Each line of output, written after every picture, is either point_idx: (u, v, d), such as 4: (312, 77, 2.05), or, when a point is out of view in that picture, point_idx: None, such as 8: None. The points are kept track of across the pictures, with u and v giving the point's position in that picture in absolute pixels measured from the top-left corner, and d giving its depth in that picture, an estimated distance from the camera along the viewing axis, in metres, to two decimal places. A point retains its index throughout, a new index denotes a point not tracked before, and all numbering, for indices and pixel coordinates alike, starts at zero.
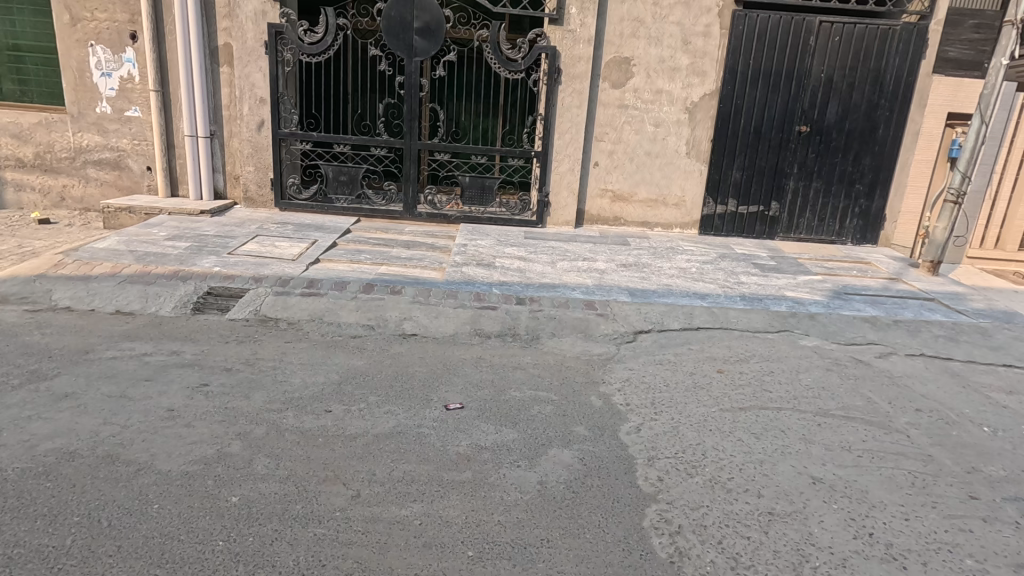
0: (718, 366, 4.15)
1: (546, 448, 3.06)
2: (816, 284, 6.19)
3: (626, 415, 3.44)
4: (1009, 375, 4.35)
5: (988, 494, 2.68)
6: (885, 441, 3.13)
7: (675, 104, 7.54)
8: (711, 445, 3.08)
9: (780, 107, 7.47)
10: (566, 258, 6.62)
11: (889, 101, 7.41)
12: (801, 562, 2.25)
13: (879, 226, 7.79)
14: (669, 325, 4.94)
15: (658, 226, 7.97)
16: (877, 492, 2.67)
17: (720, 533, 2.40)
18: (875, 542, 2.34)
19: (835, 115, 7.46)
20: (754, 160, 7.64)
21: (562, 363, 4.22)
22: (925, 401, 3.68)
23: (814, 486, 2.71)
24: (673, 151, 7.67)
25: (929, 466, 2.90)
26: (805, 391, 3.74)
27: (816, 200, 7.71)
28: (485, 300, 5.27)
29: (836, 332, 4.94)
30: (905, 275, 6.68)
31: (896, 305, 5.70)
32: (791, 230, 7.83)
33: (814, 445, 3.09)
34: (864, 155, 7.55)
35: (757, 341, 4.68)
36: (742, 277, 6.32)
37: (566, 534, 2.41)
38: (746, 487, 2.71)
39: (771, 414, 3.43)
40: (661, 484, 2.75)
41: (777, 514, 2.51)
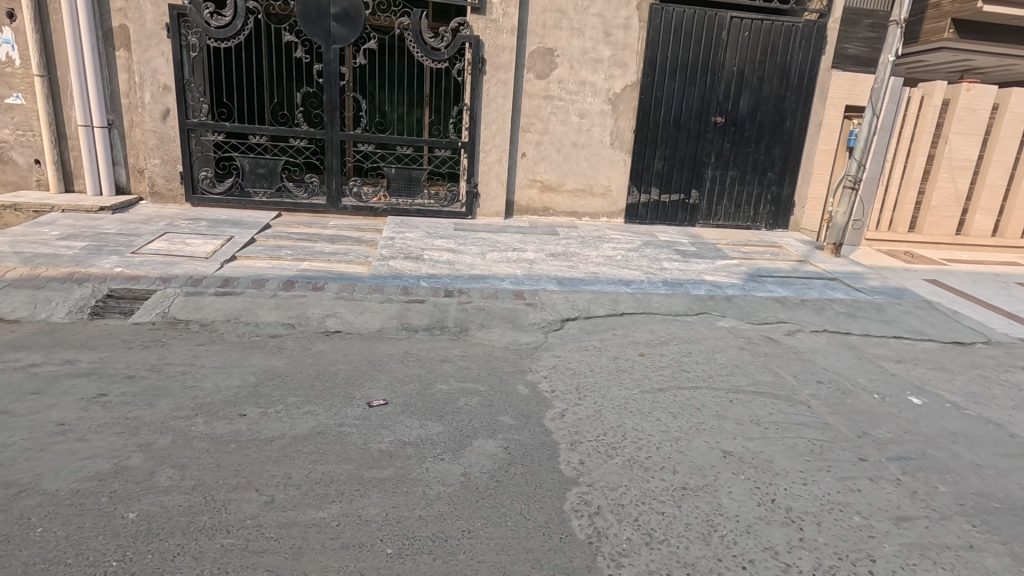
0: (640, 350, 4.29)
1: (470, 439, 3.05)
2: (733, 268, 6.52)
3: (551, 401, 3.49)
4: (898, 345, 4.76)
5: (877, 455, 2.92)
6: (789, 413, 3.34)
7: (599, 95, 7.68)
8: (630, 427, 3.18)
9: (697, 98, 7.77)
10: (496, 249, 6.63)
11: (795, 93, 7.86)
12: (710, 532, 2.35)
13: (789, 211, 8.30)
14: (595, 312, 5.05)
15: (586, 215, 8.13)
16: (780, 461, 2.84)
17: (636, 511, 2.48)
18: (777, 508, 2.49)
19: (748, 107, 7.85)
20: (675, 150, 7.92)
21: (490, 354, 4.21)
22: (826, 374, 3.96)
23: (725, 459, 2.86)
24: (598, 141, 7.83)
25: (827, 433, 3.12)
26: (720, 369, 3.94)
27: (732, 188, 8.11)
28: (413, 294, 5.20)
29: (750, 313, 5.22)
30: (812, 257, 7.16)
31: (804, 286, 6.09)
32: (710, 217, 8.20)
33: (726, 420, 3.25)
34: (775, 144, 7.99)
35: (678, 324, 4.87)
36: (665, 263, 6.55)
37: (487, 524, 2.41)
38: (663, 464, 2.82)
39: (689, 393, 3.58)
40: (582, 467, 2.80)
41: (690, 489, 2.63)
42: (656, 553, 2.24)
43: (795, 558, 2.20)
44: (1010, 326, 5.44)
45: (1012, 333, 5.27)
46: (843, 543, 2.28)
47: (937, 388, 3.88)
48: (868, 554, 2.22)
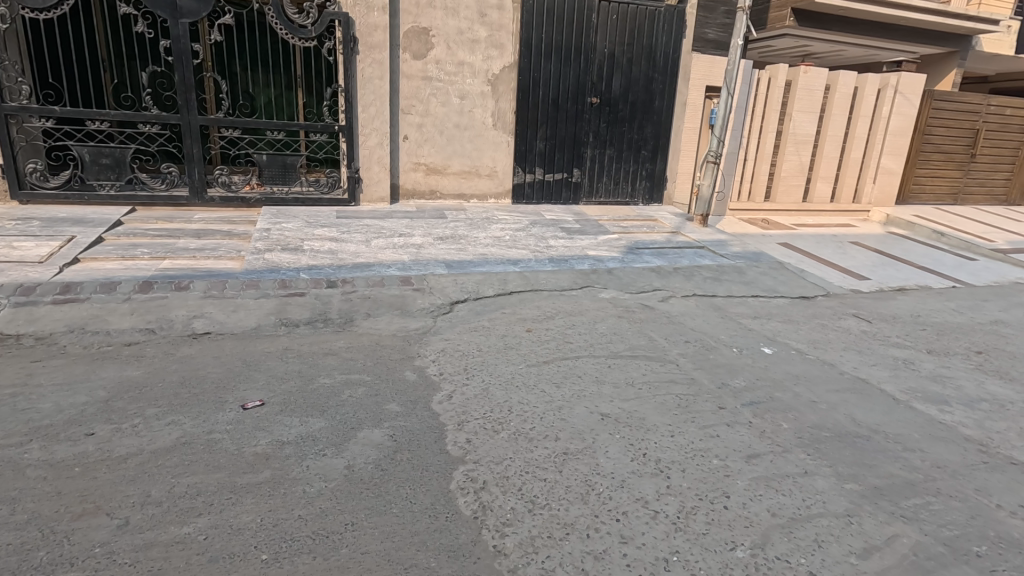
0: (527, 326, 4.40)
1: (355, 431, 2.96)
2: (614, 242, 6.86)
3: (439, 384, 3.48)
4: (756, 303, 5.28)
5: (733, 403, 3.23)
6: (661, 372, 3.60)
7: (478, 76, 7.67)
8: (516, 401, 3.26)
9: (573, 79, 8.00)
10: (381, 235, 6.44)
11: (661, 74, 8.34)
12: (588, 491, 2.48)
13: (662, 186, 8.87)
14: (484, 293, 5.08)
15: (474, 197, 8.16)
16: (651, 417, 3.06)
17: (520, 480, 2.56)
18: (647, 460, 2.68)
19: (620, 88, 8.22)
20: (555, 130, 8.14)
21: (377, 343, 4.09)
22: (693, 334, 4.31)
23: (603, 422, 3.02)
24: (481, 123, 7.84)
25: (692, 387, 3.41)
26: (601, 338, 4.15)
27: (611, 166, 8.50)
28: (291, 286, 4.92)
29: (629, 283, 5.54)
30: (683, 228, 7.72)
31: (676, 255, 6.55)
32: (592, 194, 8.55)
33: (605, 384, 3.44)
34: (646, 123, 8.46)
35: (564, 299, 5.04)
36: (551, 240, 6.74)
37: (371, 514, 2.35)
38: (546, 433, 2.92)
39: (571, 363, 3.74)
40: (469, 446, 2.83)
41: (571, 453, 2.75)
42: (538, 518, 2.32)
43: (662, 505, 2.38)
44: (844, 279, 6.24)
45: (846, 285, 6.05)
46: (703, 485, 2.50)
47: (785, 338, 4.37)
48: (723, 492, 2.45)
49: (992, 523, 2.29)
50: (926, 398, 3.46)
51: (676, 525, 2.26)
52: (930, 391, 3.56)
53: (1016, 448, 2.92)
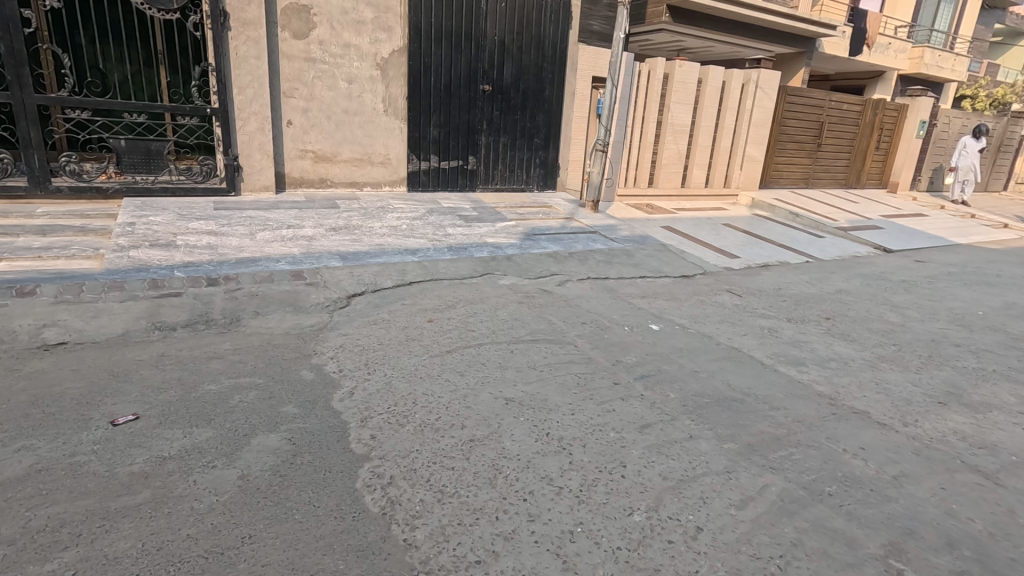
0: (428, 316, 4.36)
1: (247, 438, 2.77)
2: (511, 229, 6.96)
3: (339, 381, 3.35)
4: (644, 284, 5.64)
5: (627, 378, 3.45)
6: (560, 354, 3.75)
7: (365, 59, 7.38)
8: (421, 392, 3.24)
9: (464, 65, 7.95)
10: (267, 227, 6.03)
11: (551, 64, 8.53)
12: (496, 475, 2.53)
13: (555, 173, 9.13)
14: (382, 285, 4.95)
15: (367, 185, 7.91)
16: (552, 398, 3.18)
17: (428, 472, 2.55)
18: (550, 439, 2.79)
19: (511, 76, 8.30)
20: (449, 117, 8.06)
21: (268, 342, 3.84)
22: (589, 315, 4.52)
23: (507, 406, 3.09)
24: (370, 109, 7.58)
25: (589, 366, 3.59)
26: (502, 324, 4.22)
27: (505, 153, 8.60)
28: (164, 286, 4.47)
29: (527, 269, 5.66)
30: (576, 214, 8.03)
31: (571, 240, 6.81)
32: (488, 182, 8.62)
33: (507, 369, 3.52)
34: (538, 112, 8.63)
35: (464, 287, 5.05)
36: (449, 229, 6.71)
37: (271, 523, 2.23)
38: (451, 422, 2.94)
39: (474, 351, 3.77)
40: (374, 442, 2.77)
41: (477, 440, 2.78)
42: (448, 507, 2.33)
43: (566, 480, 2.50)
44: (718, 259, 6.85)
45: (720, 264, 6.65)
46: (603, 458, 2.66)
47: (670, 315, 4.72)
48: (620, 463, 2.62)
49: (840, 465, 2.66)
50: (787, 361, 3.92)
51: (579, 498, 2.38)
52: (791, 355, 4.04)
53: (857, 399, 3.40)
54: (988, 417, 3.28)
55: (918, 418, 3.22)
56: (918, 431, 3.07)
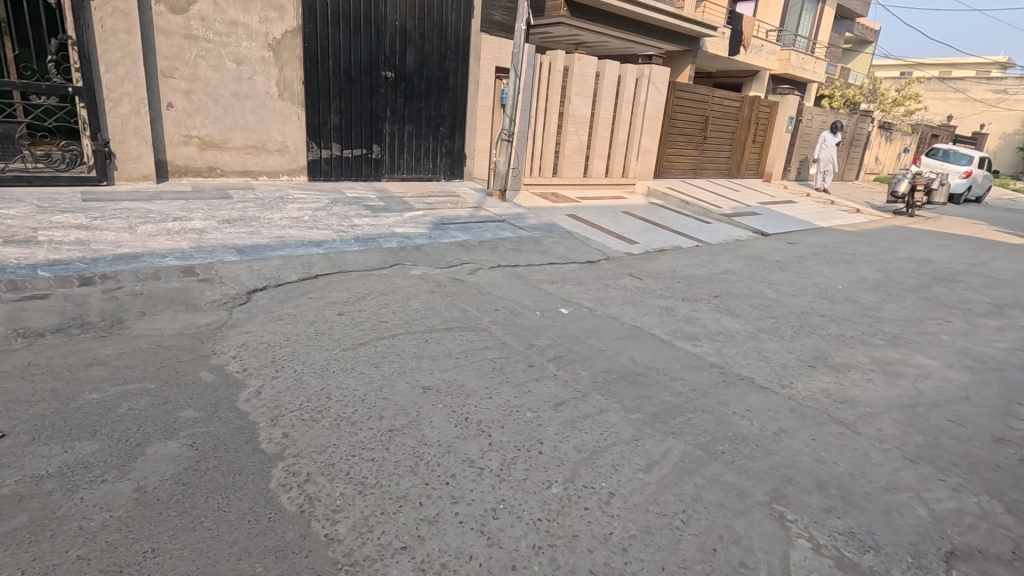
0: (338, 309, 4.23)
1: (141, 447, 2.56)
2: (420, 219, 6.90)
3: (244, 381, 3.17)
4: (552, 270, 5.83)
5: (541, 360, 3.58)
6: (475, 340, 3.81)
7: (255, 39, 6.97)
8: (335, 386, 3.15)
9: (364, 50, 7.70)
10: (149, 220, 5.51)
11: (454, 52, 8.48)
12: (417, 462, 2.54)
13: (462, 163, 9.08)
14: (286, 278, 4.73)
15: (262, 174, 7.49)
16: (470, 384, 3.23)
17: (346, 465, 2.51)
18: (469, 423, 2.85)
19: (414, 63, 8.16)
20: (350, 103, 7.79)
21: (158, 345, 3.53)
22: (502, 302, 4.61)
23: (425, 395, 3.09)
24: (263, 92, 7.17)
25: (504, 350, 3.68)
26: (415, 314, 4.20)
27: (410, 142, 8.46)
28: (27, 288, 3.97)
29: (438, 259, 5.65)
30: (484, 203, 8.10)
31: (480, 229, 6.86)
32: (394, 171, 8.44)
33: (422, 358, 3.52)
34: (442, 100, 8.55)
35: (373, 278, 4.94)
36: (355, 219, 6.51)
37: (177, 534, 2.09)
38: (369, 414, 2.90)
39: (388, 342, 3.73)
40: (287, 440, 2.67)
41: (396, 429, 2.77)
42: (369, 498, 2.31)
43: (487, 461, 2.57)
44: (620, 244, 7.24)
45: (622, 249, 7.04)
46: (521, 436, 2.76)
47: (578, 299, 4.94)
48: (537, 440, 2.73)
49: (730, 426, 2.95)
50: (684, 336, 4.27)
51: (499, 477, 2.46)
52: (686, 330, 4.39)
53: (743, 367, 3.79)
54: (847, 375, 3.79)
55: (793, 380, 3.65)
56: (793, 391, 3.48)
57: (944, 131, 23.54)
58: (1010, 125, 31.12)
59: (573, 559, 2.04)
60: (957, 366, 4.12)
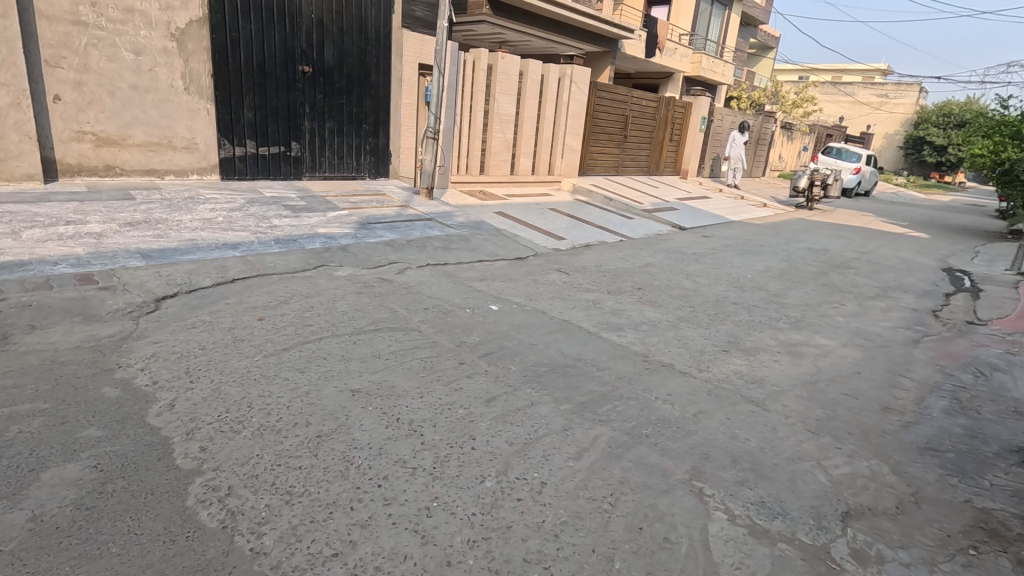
0: (258, 314, 4.04)
1: (35, 473, 2.34)
2: (345, 218, 6.71)
3: (155, 395, 2.96)
4: (482, 267, 5.86)
5: (471, 357, 3.59)
6: (404, 340, 3.76)
7: (155, 28, 6.51)
8: (257, 395, 3.01)
9: (279, 43, 7.39)
10: (37, 224, 5.01)
11: (375, 48, 8.29)
12: (347, 467, 2.49)
13: (387, 160, 8.88)
14: (199, 283, 4.45)
15: (168, 173, 7.02)
16: (400, 384, 3.19)
17: (271, 475, 2.41)
18: (400, 424, 2.81)
19: (333, 58, 7.91)
20: (264, 98, 7.46)
21: (52, 360, 3.22)
22: (431, 301, 4.58)
23: (354, 397, 3.03)
24: (166, 85, 6.73)
25: (434, 349, 3.67)
26: (342, 316, 4.09)
27: (332, 139, 8.20)
28: None
29: (364, 259, 5.52)
30: (411, 202, 7.99)
31: (407, 228, 6.77)
32: (315, 170, 8.15)
33: (351, 361, 3.44)
34: (365, 97, 8.34)
35: (296, 281, 4.75)
36: (274, 220, 6.23)
37: (80, 563, 1.93)
38: (294, 421, 2.80)
39: (314, 346, 3.61)
40: (205, 453, 2.53)
41: (324, 435, 2.70)
42: (297, 507, 2.24)
43: (419, 460, 2.55)
44: (548, 241, 7.38)
45: (549, 245, 7.18)
46: (453, 434, 2.76)
47: (507, 295, 4.99)
48: (470, 436, 2.75)
49: (653, 410, 3.11)
50: (610, 328, 4.43)
51: (432, 475, 2.46)
52: (612, 322, 4.56)
53: (664, 354, 3.98)
54: (757, 357, 4.09)
55: (709, 364, 3.89)
56: (710, 374, 3.71)
57: (837, 131, 25.75)
58: (891, 126, 34.51)
59: (508, 549, 2.07)
60: (851, 344, 4.55)
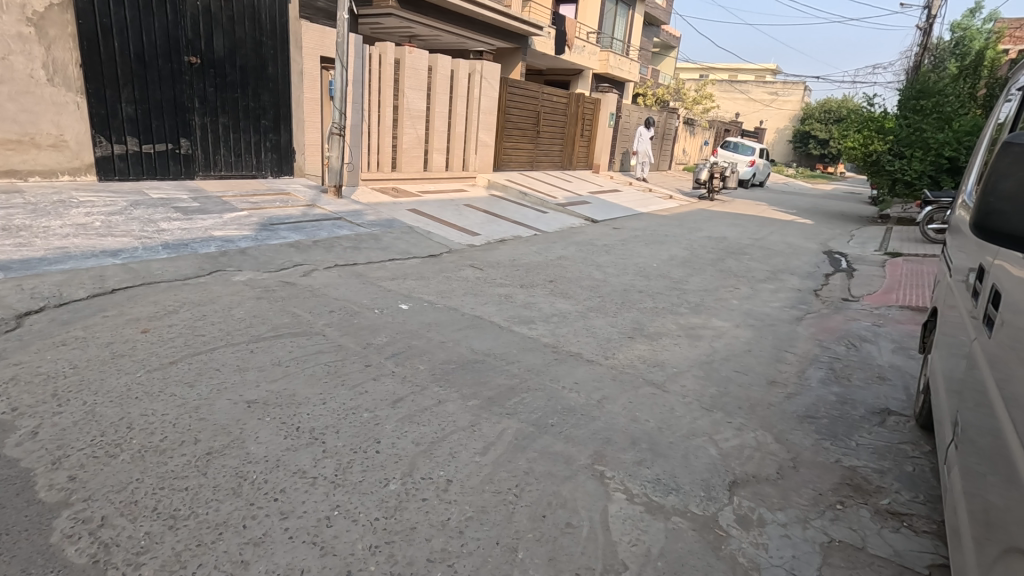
0: (142, 326, 3.72)
1: None
2: (244, 220, 6.33)
3: (15, 423, 2.65)
4: (393, 266, 5.73)
5: (378, 358, 3.51)
6: (307, 346, 3.61)
7: (6, 11, 5.81)
8: (139, 414, 2.77)
9: (159, 31, 6.83)
10: None
11: (271, 39, 7.84)
12: (241, 483, 2.35)
13: (291, 158, 8.47)
14: (72, 296, 4.03)
15: (33, 174, 6.34)
16: (301, 392, 3.06)
17: (153, 500, 2.23)
18: (301, 434, 2.69)
19: (223, 49, 7.42)
20: (146, 91, 6.88)
21: None
22: (337, 303, 4.43)
23: (250, 409, 2.86)
24: (25, 76, 6.04)
25: (339, 353, 3.55)
26: (238, 324, 3.85)
27: (227, 136, 7.70)
28: None
29: (266, 262, 5.23)
30: (318, 201, 7.67)
31: (314, 228, 6.50)
32: (210, 168, 7.62)
33: (248, 371, 3.25)
34: (262, 91, 7.88)
35: (187, 288, 4.42)
36: (162, 223, 5.76)
37: None
38: (181, 439, 2.60)
39: (206, 357, 3.37)
40: (74, 483, 2.29)
41: (216, 451, 2.53)
42: (182, 531, 2.08)
43: (319, 469, 2.46)
44: (462, 237, 7.35)
45: (464, 242, 7.16)
46: (357, 439, 2.68)
47: (418, 294, 4.91)
48: (375, 439, 2.69)
49: (559, 400, 3.18)
50: (521, 321, 4.48)
51: (334, 483, 2.37)
52: (523, 315, 4.62)
53: (573, 345, 4.09)
54: (659, 342, 4.30)
55: (615, 351, 4.04)
56: (615, 361, 3.86)
57: (733, 126, 27.61)
58: (781, 122, 37.46)
59: (411, 551, 2.04)
60: (743, 325, 4.89)
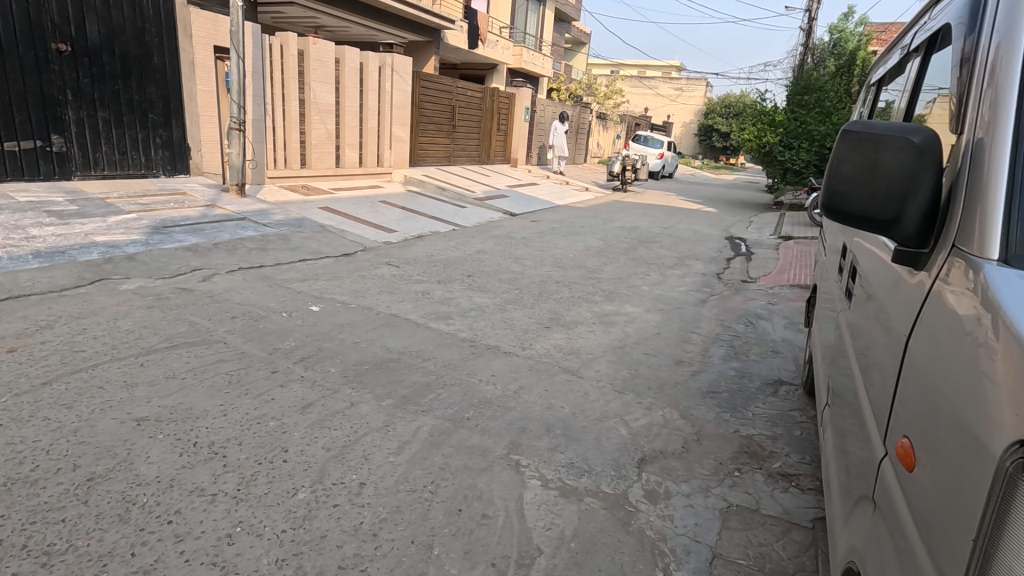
0: (7, 346, 3.31)
1: None
2: (132, 223, 5.81)
3: None
4: (303, 267, 5.49)
5: (286, 364, 3.35)
6: (207, 355, 3.38)
7: None
8: (3, 443, 2.47)
9: (18, 14, 6.11)
10: None
11: (155, 26, 7.21)
12: (129, 508, 2.16)
13: (186, 155, 7.86)
14: None
15: None
16: (199, 404, 2.86)
17: (21, 537, 1.99)
18: (199, 449, 2.52)
19: (98, 35, 6.75)
20: (6, 83, 6.15)
21: None
22: (240, 308, 4.17)
23: (139, 427, 2.64)
24: None
25: (243, 361, 3.35)
26: (125, 336, 3.53)
27: (108, 132, 7.04)
28: None
29: (158, 268, 4.83)
30: (218, 201, 7.19)
31: (214, 230, 6.08)
32: (89, 167, 6.95)
33: (137, 387, 2.98)
34: (147, 82, 7.25)
35: (63, 301, 3.99)
36: (32, 229, 5.17)
37: None
38: (57, 467, 2.35)
39: (87, 375, 3.06)
40: None
41: (98, 476, 2.31)
42: (58, 568, 1.89)
43: (219, 485, 2.31)
44: (378, 234, 7.16)
45: (379, 239, 6.97)
46: (261, 450, 2.54)
47: (330, 294, 4.73)
48: (283, 448, 2.57)
49: (476, 393, 3.19)
50: (438, 317, 4.44)
51: (236, 499, 2.24)
52: (440, 311, 4.57)
53: (490, 338, 4.10)
54: (574, 330, 4.41)
55: (532, 341, 4.10)
56: (532, 352, 3.91)
57: (644, 121, 28.80)
58: (686, 116, 39.52)
59: (322, 560, 1.97)
60: (652, 310, 5.12)
